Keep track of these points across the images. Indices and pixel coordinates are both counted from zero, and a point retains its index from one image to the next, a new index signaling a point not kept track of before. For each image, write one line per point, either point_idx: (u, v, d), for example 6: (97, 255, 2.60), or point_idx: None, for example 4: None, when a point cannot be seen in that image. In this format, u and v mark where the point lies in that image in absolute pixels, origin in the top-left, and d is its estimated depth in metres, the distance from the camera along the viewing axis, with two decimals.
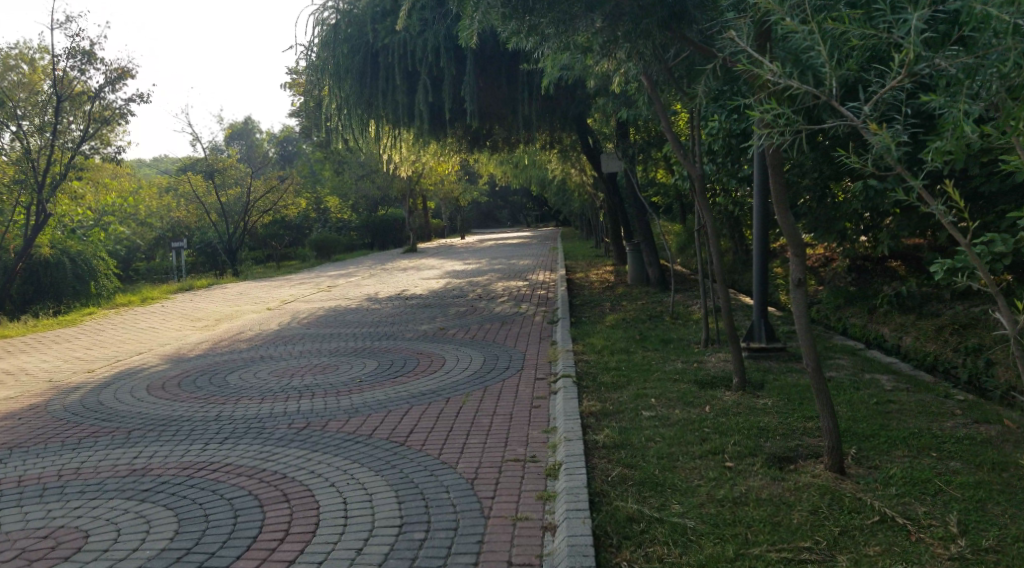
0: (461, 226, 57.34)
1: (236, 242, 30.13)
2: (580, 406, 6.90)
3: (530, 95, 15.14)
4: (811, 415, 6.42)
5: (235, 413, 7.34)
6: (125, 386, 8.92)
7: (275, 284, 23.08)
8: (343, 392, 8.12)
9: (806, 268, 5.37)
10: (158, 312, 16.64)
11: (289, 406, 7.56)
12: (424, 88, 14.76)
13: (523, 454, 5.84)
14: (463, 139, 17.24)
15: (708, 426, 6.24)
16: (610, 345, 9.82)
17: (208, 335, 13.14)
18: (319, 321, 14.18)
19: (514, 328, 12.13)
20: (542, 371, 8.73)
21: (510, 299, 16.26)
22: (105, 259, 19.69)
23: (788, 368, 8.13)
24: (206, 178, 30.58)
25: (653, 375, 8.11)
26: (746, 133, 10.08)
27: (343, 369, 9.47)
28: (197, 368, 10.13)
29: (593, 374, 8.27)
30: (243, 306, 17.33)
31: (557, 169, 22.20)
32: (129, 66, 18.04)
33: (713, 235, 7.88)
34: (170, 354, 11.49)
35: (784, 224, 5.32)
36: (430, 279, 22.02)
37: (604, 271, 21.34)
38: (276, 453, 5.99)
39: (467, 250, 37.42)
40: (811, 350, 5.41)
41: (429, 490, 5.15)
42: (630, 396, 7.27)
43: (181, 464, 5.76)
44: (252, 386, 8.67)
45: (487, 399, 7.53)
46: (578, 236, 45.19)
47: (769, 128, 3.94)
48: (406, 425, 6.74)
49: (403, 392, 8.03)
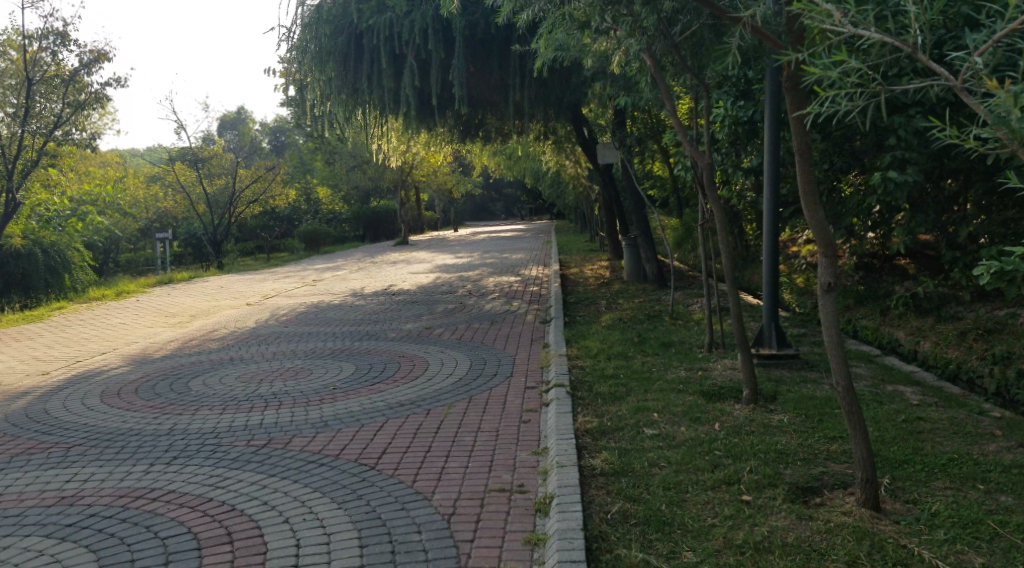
0: (455, 219, 56.60)
1: (222, 233, 29.27)
2: (575, 423, 6.16)
3: (523, 82, 14.29)
4: (835, 436, 5.67)
5: (189, 426, 6.92)
6: (78, 391, 8.45)
7: (257, 277, 22.27)
8: (313, 403, 7.47)
9: (838, 271, 4.65)
10: (130, 307, 15.81)
11: (250, 419, 7.07)
12: (411, 72, 13.90)
13: (509, 482, 5.14)
14: (454, 129, 16.47)
15: (717, 448, 5.51)
16: (607, 349, 9.09)
17: (178, 334, 12.34)
18: (298, 318, 13.39)
19: (505, 328, 11.37)
20: (533, 379, 7.96)
21: (501, 296, 15.47)
22: (80, 251, 18.89)
23: (802, 378, 7.38)
24: (190, 166, 29.69)
25: (655, 385, 7.36)
26: (755, 121, 9.34)
27: (317, 374, 8.72)
28: (159, 372, 9.35)
29: (588, 383, 7.51)
30: (221, 301, 16.51)
31: (552, 161, 21.44)
32: (105, 49, 17.20)
33: (726, 236, 7.11)
34: (133, 355, 10.70)
35: (812, 220, 4.58)
36: (419, 273, 21.23)
37: (599, 266, 20.56)
38: (227, 479, 5.52)
39: (460, 243, 36.65)
40: (842, 365, 4.66)
41: (397, 529, 4.50)
42: (630, 411, 6.52)
43: (117, 492, 5.34)
44: (214, 396, 7.97)
45: (471, 412, 6.78)
46: (573, 230, 44.37)
47: (824, 96, 3.27)
48: (378, 445, 6.07)
49: (379, 403, 7.28)
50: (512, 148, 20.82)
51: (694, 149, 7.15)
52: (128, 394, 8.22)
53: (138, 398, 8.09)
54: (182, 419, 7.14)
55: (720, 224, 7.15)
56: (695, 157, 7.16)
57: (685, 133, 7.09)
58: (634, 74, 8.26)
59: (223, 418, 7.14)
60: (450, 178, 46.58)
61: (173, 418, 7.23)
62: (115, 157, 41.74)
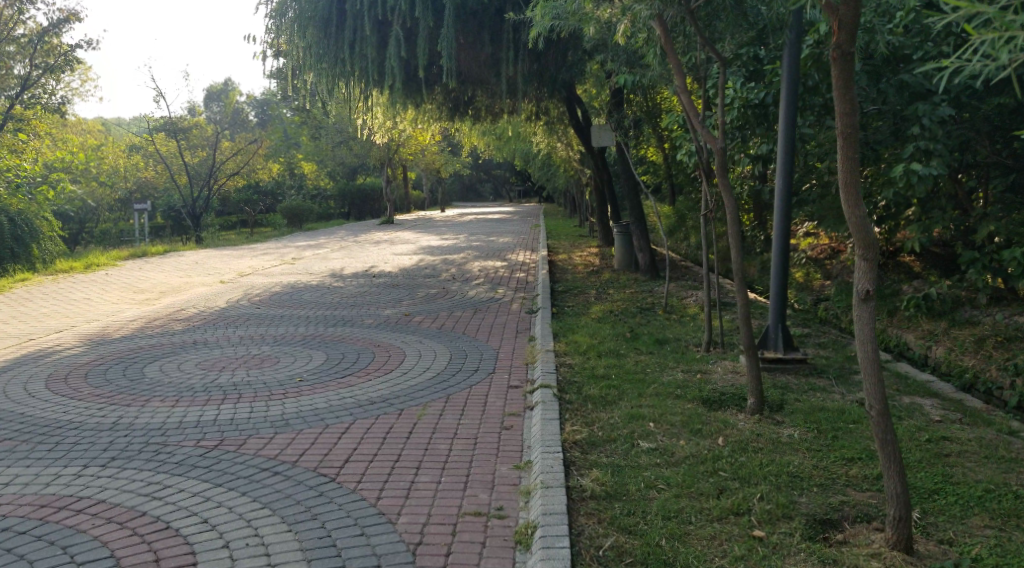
0: (443, 200, 55.60)
1: (202, 206, 28.35)
2: (562, 431, 5.52)
3: (516, 56, 13.46)
4: (852, 459, 5.10)
5: (135, 421, 6.05)
6: (25, 373, 7.55)
7: (236, 253, 21.44)
8: (278, 396, 6.70)
9: (877, 277, 4.02)
10: (100, 282, 14.95)
11: (206, 413, 6.21)
12: (397, 42, 13.16)
13: (485, 504, 4.51)
14: (443, 104, 15.75)
15: (724, 469, 4.89)
16: (598, 345, 8.44)
17: (144, 312, 11.56)
18: (271, 299, 12.67)
19: (488, 317, 10.73)
20: (517, 377, 7.30)
21: (486, 281, 14.79)
22: (50, 220, 17.96)
23: (810, 387, 6.83)
24: (171, 135, 28.72)
25: (649, 389, 6.72)
26: (766, 103, 8.65)
27: (285, 363, 7.94)
28: (116, 354, 8.43)
29: (576, 384, 6.87)
30: (195, 278, 15.72)
31: (542, 143, 20.75)
32: (76, 9, 16.39)
33: (738, 232, 6.34)
34: (90, 334, 9.96)
35: (850, 216, 3.96)
36: (402, 255, 20.48)
37: (588, 252, 19.95)
38: (167, 488, 4.81)
39: (446, 223, 35.82)
40: (877, 383, 4.04)
41: (354, 563, 3.85)
42: (623, 419, 5.88)
43: (39, 502, 4.62)
44: (170, 385, 7.05)
45: (446, 415, 6.09)
46: (563, 213, 43.60)
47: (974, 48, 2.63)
48: (345, 450, 5.39)
49: (348, 399, 6.56)
50: (502, 127, 20.14)
51: (706, 132, 6.31)
52: (75, 380, 7.26)
53: (87, 384, 7.14)
54: (129, 413, 6.24)
55: (731, 220, 6.37)
56: (708, 141, 6.30)
57: (695, 115, 6.32)
58: (639, 46, 7.58)
59: (173, 412, 6.25)
60: (438, 158, 45.85)
61: (119, 410, 6.33)
62: (96, 126, 40.67)
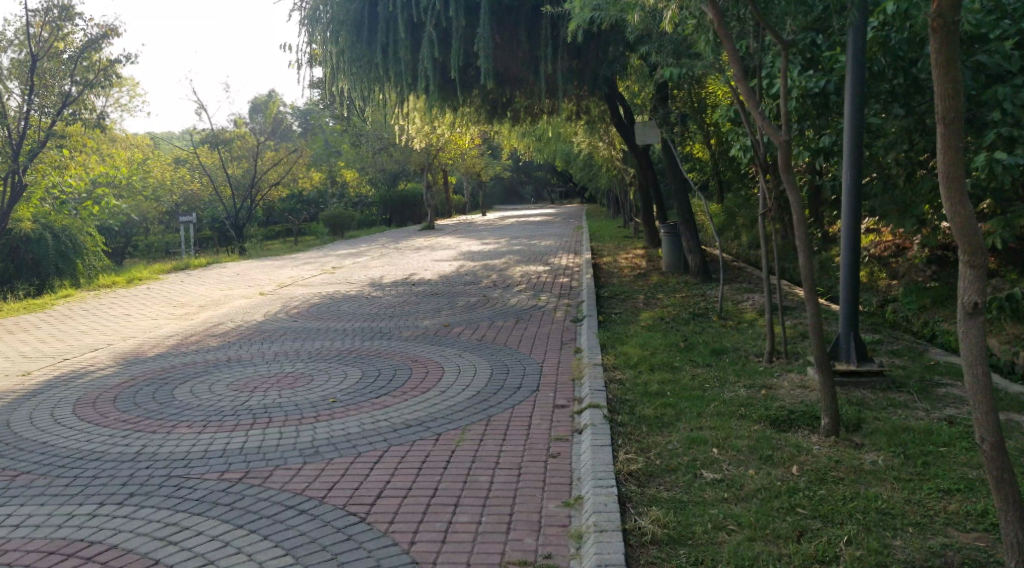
0: (484, 204, 55.20)
1: (245, 217, 28.32)
2: (615, 460, 4.97)
3: (555, 53, 12.92)
4: (949, 492, 4.48)
5: (159, 450, 5.65)
6: (53, 398, 7.22)
7: (277, 263, 21.21)
8: (309, 419, 6.26)
9: (987, 287, 3.36)
10: (141, 296, 14.78)
11: (232, 441, 5.78)
12: (431, 43, 12.67)
13: (532, 551, 3.98)
14: (483, 106, 15.27)
15: (802, 505, 4.32)
16: (650, 357, 7.87)
17: (180, 327, 11.26)
18: (309, 311, 12.31)
19: (531, 327, 10.20)
20: (563, 395, 6.76)
21: (529, 288, 14.28)
22: (93, 235, 18.00)
23: (888, 403, 6.19)
24: (213, 147, 28.77)
25: (709, 408, 6.17)
26: (828, 92, 7.99)
27: (318, 381, 7.51)
28: (147, 374, 8.07)
29: (629, 402, 6.32)
30: (235, 290, 15.45)
31: (584, 143, 20.19)
32: (113, 25, 16.27)
33: (805, 237, 5.59)
34: (126, 351, 9.65)
35: (956, 218, 3.34)
36: (443, 261, 20.06)
37: (634, 254, 19.32)
38: (184, 530, 4.35)
39: (487, 228, 35.38)
40: (989, 411, 3.42)
41: None
42: (682, 444, 5.34)
43: (46, 549, 4.20)
44: (198, 408, 6.67)
45: (487, 441, 5.59)
46: (606, 215, 42.89)
47: None
48: (375, 484, 4.90)
49: (383, 423, 6.09)
50: (542, 128, 19.63)
51: (766, 122, 5.41)
52: (104, 404, 6.93)
53: (115, 408, 6.78)
54: (154, 440, 5.86)
55: (797, 224, 5.60)
56: (770, 133, 5.40)
57: (756, 103, 5.39)
58: (692, 32, 6.98)
59: (199, 439, 5.84)
60: (479, 162, 45.53)
61: (144, 437, 5.95)
62: (144, 140, 41.07)
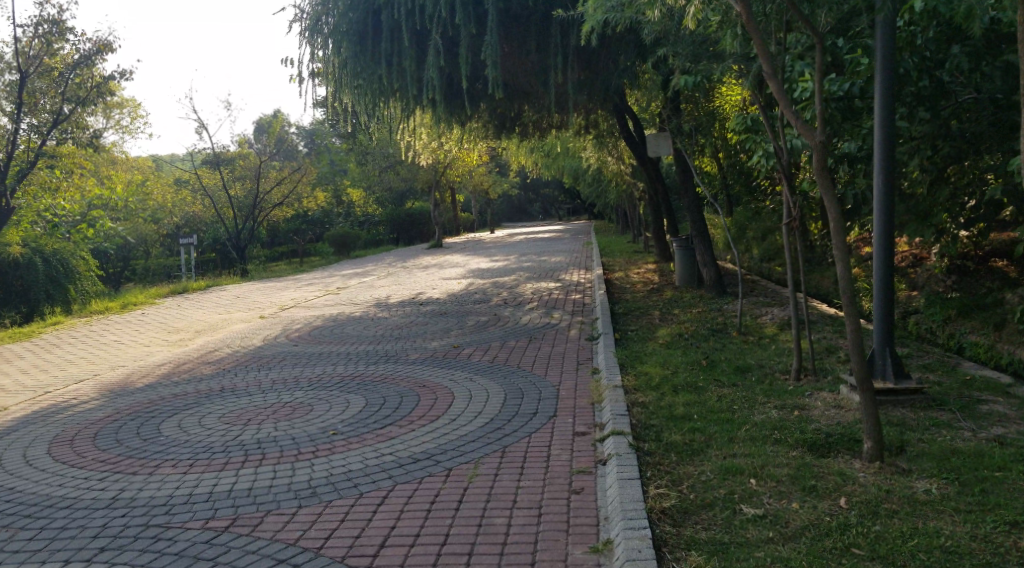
0: (491, 221, 54.94)
1: (246, 238, 28.01)
2: (646, 496, 4.55)
3: (565, 62, 12.49)
4: (1015, 524, 4.05)
5: (137, 495, 5.23)
6: (27, 438, 6.82)
7: (279, 285, 20.82)
8: (308, 454, 5.84)
9: None
10: (136, 322, 14.39)
11: (220, 482, 5.37)
12: (436, 51, 12.31)
13: None
14: (490, 122, 14.97)
15: (858, 545, 3.91)
16: (671, 378, 7.43)
17: (173, 355, 10.88)
18: (310, 335, 11.90)
19: (544, 347, 9.79)
20: (583, 421, 6.33)
21: (539, 305, 13.87)
22: (85, 258, 17.63)
23: (932, 422, 5.76)
24: (214, 167, 28.49)
25: (741, 432, 5.74)
26: (854, 96, 7.52)
27: (319, 411, 7.09)
28: (131, 408, 7.67)
29: (656, 429, 5.89)
30: (234, 314, 15.05)
31: (592, 157, 19.88)
32: (107, 40, 15.99)
33: (844, 247, 5.19)
34: (115, 381, 9.24)
35: None
36: (450, 279, 19.68)
37: (645, 268, 18.93)
38: None
39: (494, 245, 34.98)
40: None
41: None
42: (716, 475, 4.92)
43: None
44: (185, 445, 6.26)
45: (505, 476, 5.17)
46: (615, 229, 42.53)
47: None
48: (381, 530, 4.49)
49: (389, 457, 5.67)
50: (550, 143, 19.31)
51: (802, 123, 5.02)
52: (82, 443, 6.54)
53: (93, 447, 6.38)
54: (133, 483, 5.45)
55: (835, 232, 5.20)
56: (805, 134, 5.01)
57: (788, 102, 5.03)
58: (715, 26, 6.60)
59: (184, 481, 5.43)
60: (486, 179, 45.24)
61: (123, 480, 5.54)
62: (146, 161, 40.74)
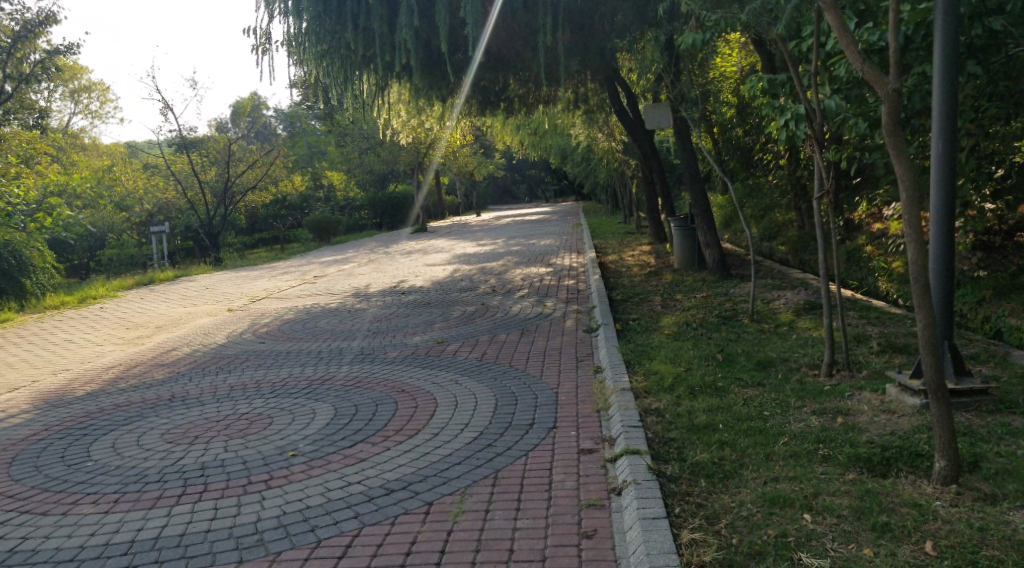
0: (477, 204, 53.49)
1: (219, 225, 26.62)
2: (680, 546, 3.57)
3: (556, 23, 11.43)
4: None
5: (39, 548, 4.22)
6: None
7: (253, 275, 19.64)
8: (258, 485, 4.82)
9: None
10: (91, 318, 13.23)
11: (146, 526, 4.35)
12: (409, 11, 11.28)
13: None
14: (473, 96, 13.91)
15: None
16: (686, 377, 6.46)
17: (127, 355, 9.83)
18: (281, 330, 10.87)
19: (538, 342, 8.79)
20: (589, 435, 5.37)
21: (531, 293, 12.85)
22: (40, 250, 16.02)
23: (1007, 430, 4.83)
24: (179, 152, 27.11)
25: (779, 447, 4.79)
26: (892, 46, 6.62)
27: (283, 424, 6.09)
28: (64, 423, 6.62)
29: (678, 444, 4.93)
30: (200, 308, 13.92)
31: (580, 133, 18.89)
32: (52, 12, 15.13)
33: (917, 222, 4.22)
34: (54, 389, 8.19)
35: None
36: (434, 266, 18.58)
37: (640, 250, 17.95)
38: None
39: (481, 228, 33.72)
40: None
41: None
42: (760, 508, 3.96)
43: None
44: (114, 473, 5.24)
45: (495, 515, 4.18)
46: (606, 209, 41.32)
47: None
48: None
49: (355, 489, 4.67)
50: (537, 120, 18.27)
51: (868, 68, 4.26)
52: None
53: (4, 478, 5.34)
54: (37, 530, 4.44)
55: (907, 203, 4.24)
56: (875, 80, 4.22)
57: (852, 41, 4.27)
58: None
59: (101, 525, 4.42)
60: (471, 161, 44.05)
61: (27, 525, 4.53)
62: (115, 148, 39.13)
